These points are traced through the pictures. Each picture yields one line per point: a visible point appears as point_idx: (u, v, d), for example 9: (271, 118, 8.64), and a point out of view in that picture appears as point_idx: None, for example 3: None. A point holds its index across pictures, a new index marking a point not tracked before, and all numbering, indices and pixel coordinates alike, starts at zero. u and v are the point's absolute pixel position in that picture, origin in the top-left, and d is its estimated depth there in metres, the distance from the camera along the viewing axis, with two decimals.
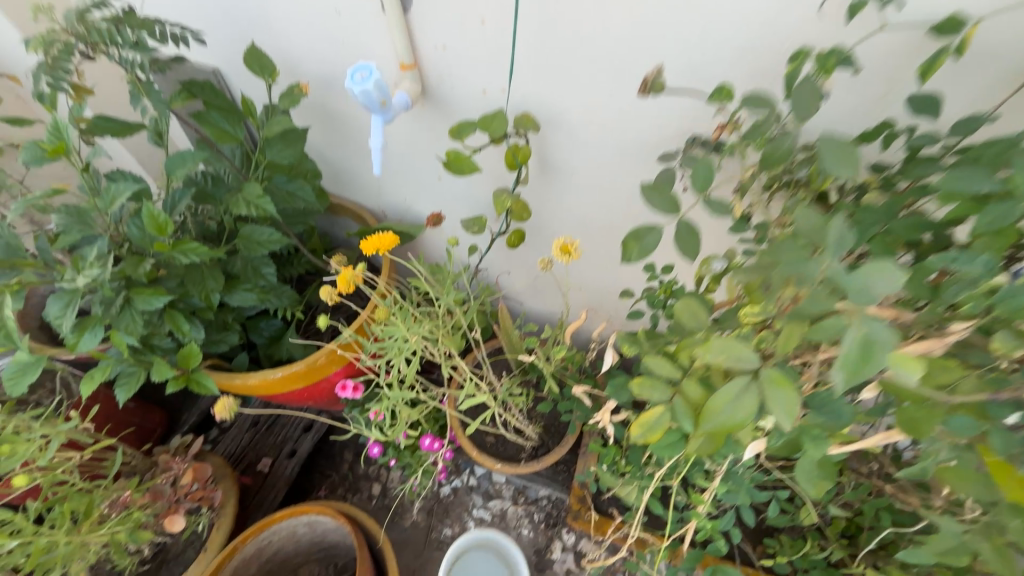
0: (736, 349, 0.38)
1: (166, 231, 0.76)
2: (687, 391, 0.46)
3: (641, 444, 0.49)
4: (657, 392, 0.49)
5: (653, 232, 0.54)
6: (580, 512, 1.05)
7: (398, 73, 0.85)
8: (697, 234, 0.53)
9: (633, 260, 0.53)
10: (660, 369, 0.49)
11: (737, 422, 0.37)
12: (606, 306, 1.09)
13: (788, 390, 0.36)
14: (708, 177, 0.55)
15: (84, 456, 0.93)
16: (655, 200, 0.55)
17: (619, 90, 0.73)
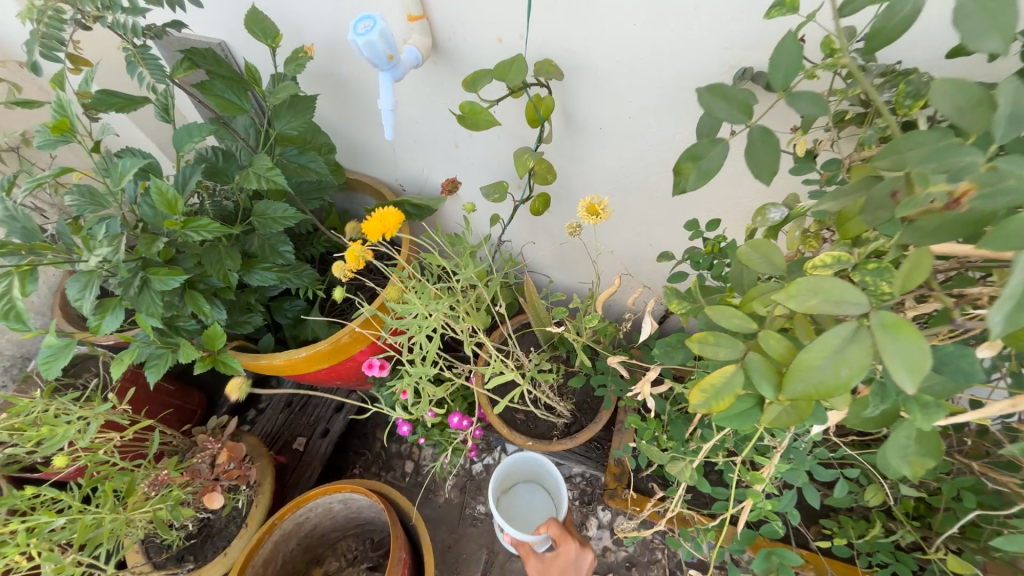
0: (831, 288, 0.32)
1: (176, 208, 0.74)
2: (765, 344, 0.37)
3: (704, 413, 0.40)
4: (725, 349, 0.41)
5: (716, 147, 0.48)
6: (617, 490, 1.02)
7: (406, 26, 0.77)
8: (774, 142, 0.46)
9: (690, 182, 0.49)
10: (727, 321, 0.40)
11: (840, 381, 0.30)
12: (640, 275, 1.01)
13: (911, 337, 0.29)
14: (794, 67, 0.44)
15: (123, 437, 0.95)
16: (720, 107, 0.48)
17: (654, 21, 0.63)
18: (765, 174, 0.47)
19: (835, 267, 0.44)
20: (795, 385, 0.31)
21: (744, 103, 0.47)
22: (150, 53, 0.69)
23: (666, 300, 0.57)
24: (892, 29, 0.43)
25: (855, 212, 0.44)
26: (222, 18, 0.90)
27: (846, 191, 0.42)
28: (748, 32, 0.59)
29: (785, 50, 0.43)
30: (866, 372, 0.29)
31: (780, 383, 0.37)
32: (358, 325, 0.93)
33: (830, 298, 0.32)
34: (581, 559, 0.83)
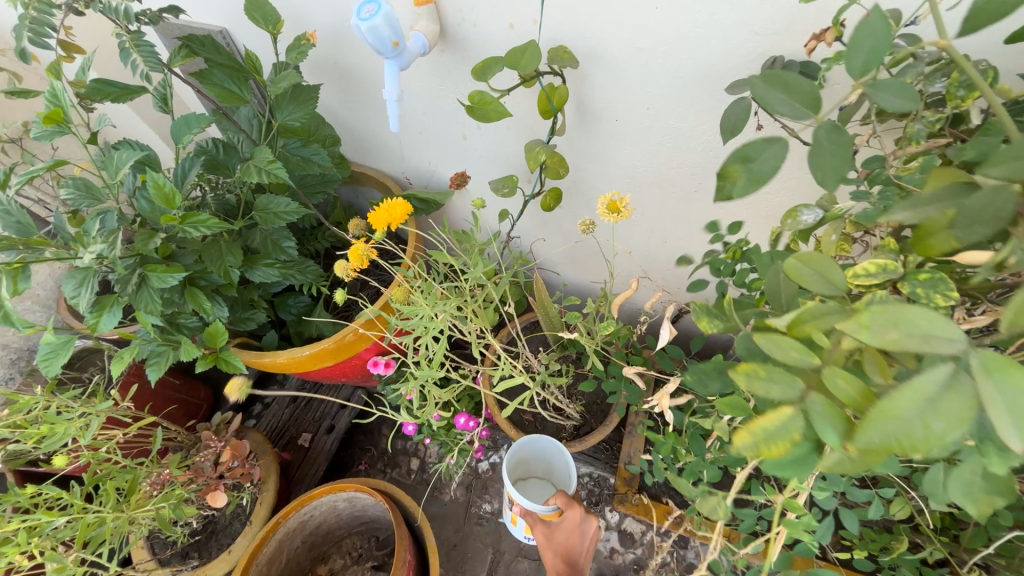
0: (915, 320, 0.26)
1: (174, 203, 0.71)
2: (830, 383, 0.32)
3: (750, 457, 0.32)
4: (779, 387, 0.34)
5: (771, 148, 0.37)
6: (626, 496, 0.99)
7: (412, 11, 0.73)
8: (848, 145, 0.36)
9: (739, 189, 0.38)
10: (782, 354, 0.34)
11: (932, 437, 0.24)
12: (654, 274, 0.97)
13: (1020, 381, 0.23)
14: (879, 52, 0.35)
15: (125, 434, 0.94)
16: (779, 99, 0.39)
17: (678, 4, 0.59)
18: (832, 182, 0.37)
19: (880, 277, 0.41)
20: (870, 435, 0.25)
21: (811, 97, 0.38)
22: (145, 40, 0.66)
23: (695, 317, 0.54)
24: (1003, 3, 0.35)
25: (941, 224, 0.35)
26: (223, 4, 0.87)
27: (933, 197, 0.35)
28: (780, 17, 0.55)
29: (869, 28, 0.35)
30: (965, 427, 0.24)
31: (848, 430, 0.31)
32: (362, 323, 0.90)
33: (918, 333, 0.26)
34: (588, 524, 0.79)
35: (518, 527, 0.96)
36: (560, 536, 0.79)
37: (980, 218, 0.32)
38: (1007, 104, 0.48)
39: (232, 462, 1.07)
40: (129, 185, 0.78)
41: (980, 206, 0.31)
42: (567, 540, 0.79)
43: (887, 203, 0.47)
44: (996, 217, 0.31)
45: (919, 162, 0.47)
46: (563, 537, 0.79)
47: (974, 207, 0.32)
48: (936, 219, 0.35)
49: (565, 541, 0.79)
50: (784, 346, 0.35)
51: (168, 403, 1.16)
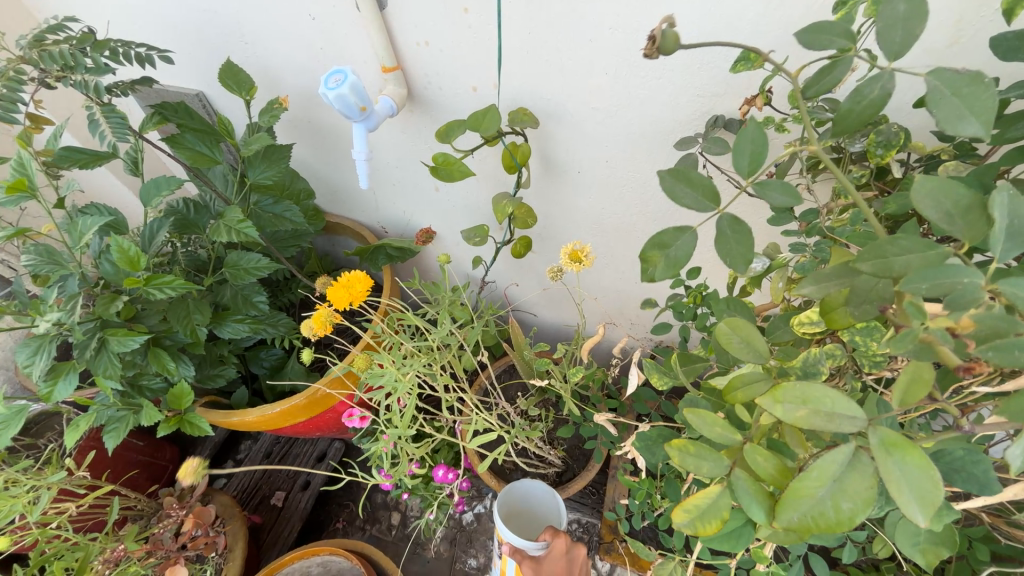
0: (821, 400, 0.28)
1: (139, 265, 0.71)
2: (750, 461, 0.32)
3: (688, 536, 0.33)
4: (708, 464, 0.35)
5: (684, 235, 0.42)
6: (612, 544, 0.95)
7: (380, 77, 0.77)
8: (749, 231, 0.40)
9: (659, 273, 0.42)
10: (708, 430, 0.35)
11: (842, 517, 0.26)
12: (627, 315, 0.99)
13: (916, 460, 0.26)
14: (761, 153, 0.40)
15: (78, 505, 0.88)
16: (685, 193, 0.43)
17: (625, 71, 0.63)
18: (741, 265, 0.40)
19: (821, 325, 0.44)
20: (789, 514, 0.27)
21: (710, 191, 0.42)
22: (114, 111, 0.68)
23: (646, 373, 0.57)
24: (860, 113, 0.38)
25: (839, 301, 0.39)
26: (199, 71, 0.90)
27: (831, 273, 0.38)
28: (717, 82, 0.60)
29: (748, 136, 0.41)
30: (871, 508, 0.26)
31: (773, 506, 0.31)
32: (332, 380, 0.88)
33: (824, 410, 0.28)
34: (577, 552, 0.74)
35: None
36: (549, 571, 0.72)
37: (868, 298, 0.35)
38: (923, 159, 0.52)
39: (194, 530, 0.99)
40: (93, 248, 0.78)
41: (868, 287, 0.35)
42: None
43: (822, 254, 0.50)
44: (880, 297, 0.35)
45: (850, 213, 0.50)
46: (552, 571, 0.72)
47: (864, 289, 0.35)
48: (834, 296, 0.39)
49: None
50: (708, 410, 0.36)
51: (128, 468, 1.10)
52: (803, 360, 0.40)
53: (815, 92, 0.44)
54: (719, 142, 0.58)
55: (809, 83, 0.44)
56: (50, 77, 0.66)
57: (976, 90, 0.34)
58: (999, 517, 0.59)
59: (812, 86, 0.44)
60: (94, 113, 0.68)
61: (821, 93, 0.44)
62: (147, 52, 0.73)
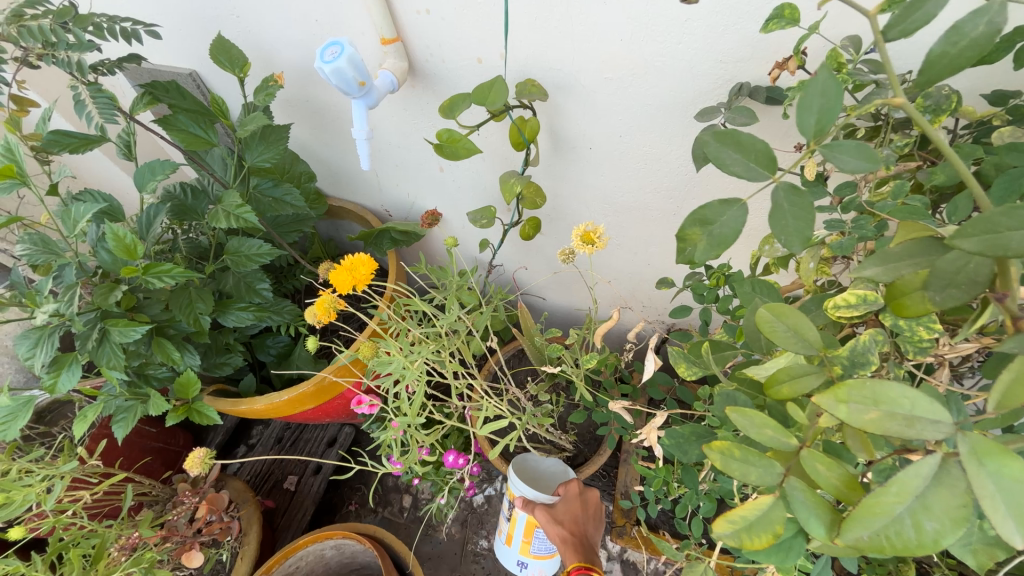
0: (897, 401, 0.25)
1: (136, 254, 0.68)
2: (809, 468, 0.30)
3: (730, 547, 0.31)
4: (758, 470, 0.32)
5: (732, 209, 0.36)
6: (625, 528, 0.93)
7: (379, 49, 0.73)
8: (810, 205, 0.34)
9: (703, 254, 0.36)
10: (756, 433, 0.32)
11: (925, 539, 0.24)
12: (640, 297, 0.96)
13: (1014, 470, 0.23)
14: (831, 110, 0.33)
15: (91, 494, 0.88)
16: (734, 159, 0.37)
17: (643, 35, 0.58)
18: (799, 244, 0.34)
19: (862, 308, 0.40)
20: (858, 531, 0.25)
21: (765, 156, 0.36)
22: (101, 91, 0.66)
23: (673, 360, 0.54)
24: (954, 58, 0.34)
25: (914, 285, 0.34)
26: (191, 47, 0.86)
27: (904, 254, 0.33)
28: (743, 45, 0.55)
29: (818, 88, 0.33)
30: (963, 528, 0.23)
31: (836, 521, 0.28)
32: (337, 369, 0.86)
33: (901, 413, 0.25)
34: (588, 494, 0.82)
35: (512, 547, 0.86)
36: (564, 512, 0.77)
37: (955, 281, 0.31)
38: (972, 125, 0.48)
39: (209, 516, 1.00)
40: (90, 236, 0.76)
41: (955, 267, 0.31)
42: (571, 515, 0.78)
43: (862, 232, 0.46)
44: (970, 280, 0.30)
45: (892, 186, 0.47)
46: (566, 509, 0.78)
47: (948, 269, 0.31)
48: (909, 279, 0.35)
49: (571, 517, 0.77)
50: (756, 411, 0.33)
51: (142, 455, 1.10)
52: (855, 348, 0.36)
53: (900, 32, 0.37)
54: (745, 111, 0.54)
55: (895, 21, 0.37)
56: (33, 55, 0.63)
57: None
58: None
59: (896, 25, 0.37)
60: (80, 93, 0.66)
61: (907, 33, 0.37)
62: (132, 28, 0.68)
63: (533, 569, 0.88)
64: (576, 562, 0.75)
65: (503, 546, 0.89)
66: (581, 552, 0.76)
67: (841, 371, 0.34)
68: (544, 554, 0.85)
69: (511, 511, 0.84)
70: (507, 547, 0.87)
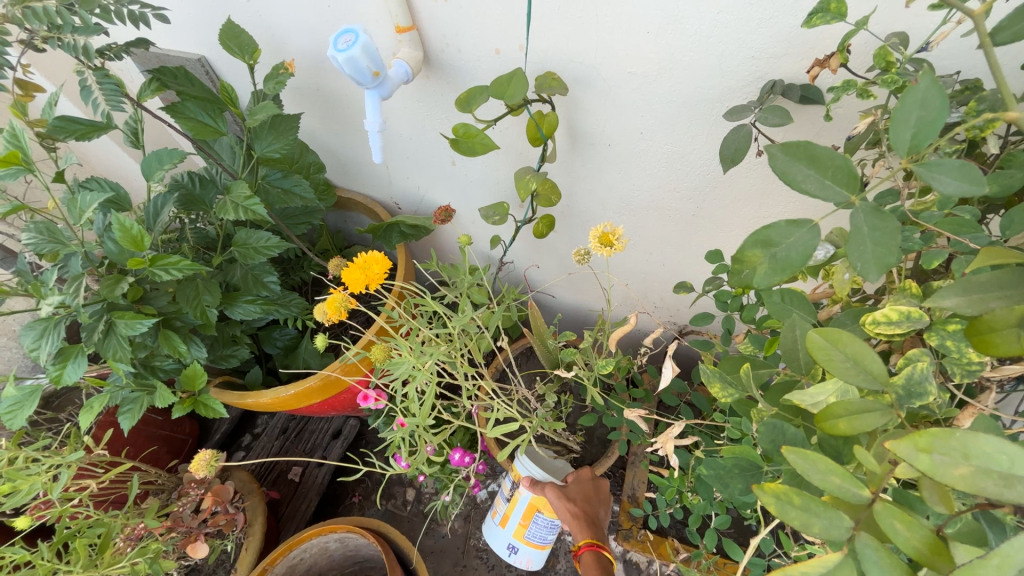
0: (982, 454, 0.23)
1: (143, 245, 0.67)
2: (885, 525, 0.26)
3: None
4: (821, 522, 0.28)
5: (799, 230, 0.32)
6: (631, 531, 0.92)
7: (394, 38, 0.70)
8: (894, 230, 0.32)
9: (760, 278, 0.33)
10: (821, 481, 0.28)
11: None
12: (654, 299, 0.94)
13: None
14: (931, 124, 0.31)
15: (96, 484, 0.87)
16: (807, 175, 0.33)
17: (671, 28, 0.55)
18: (874, 271, 0.32)
19: (905, 326, 0.38)
20: None
21: (845, 172, 0.32)
22: (108, 76, 0.64)
23: (705, 379, 0.50)
24: None
25: (1007, 321, 0.29)
26: (200, 31, 0.84)
27: (982, 281, 0.31)
28: (780, 42, 0.52)
29: (916, 99, 0.31)
30: None
31: None
32: (345, 365, 0.84)
33: (998, 471, 0.23)
34: (600, 481, 0.81)
35: (506, 530, 0.85)
36: (575, 491, 0.77)
37: None
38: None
39: (214, 507, 1.00)
40: (97, 225, 0.74)
41: None
42: (582, 495, 0.78)
43: (907, 244, 0.43)
44: None
45: (937, 195, 0.44)
46: (578, 489, 0.78)
47: None
48: (1001, 313, 0.29)
49: (582, 497, 0.78)
50: (818, 452, 0.29)
51: (148, 444, 1.10)
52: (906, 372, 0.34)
53: (1013, 34, 0.36)
54: (779, 111, 0.52)
55: (1009, 22, 0.36)
56: (38, 38, 0.61)
57: None
58: None
59: (1009, 28, 0.36)
60: (87, 79, 0.64)
61: (1020, 35, 0.36)
62: (140, 11, 0.66)
63: (520, 558, 0.87)
64: (585, 539, 0.75)
65: (496, 529, 0.87)
66: (592, 531, 0.76)
67: (897, 403, 0.32)
68: (537, 542, 0.84)
69: (510, 494, 0.84)
70: (499, 528, 0.86)
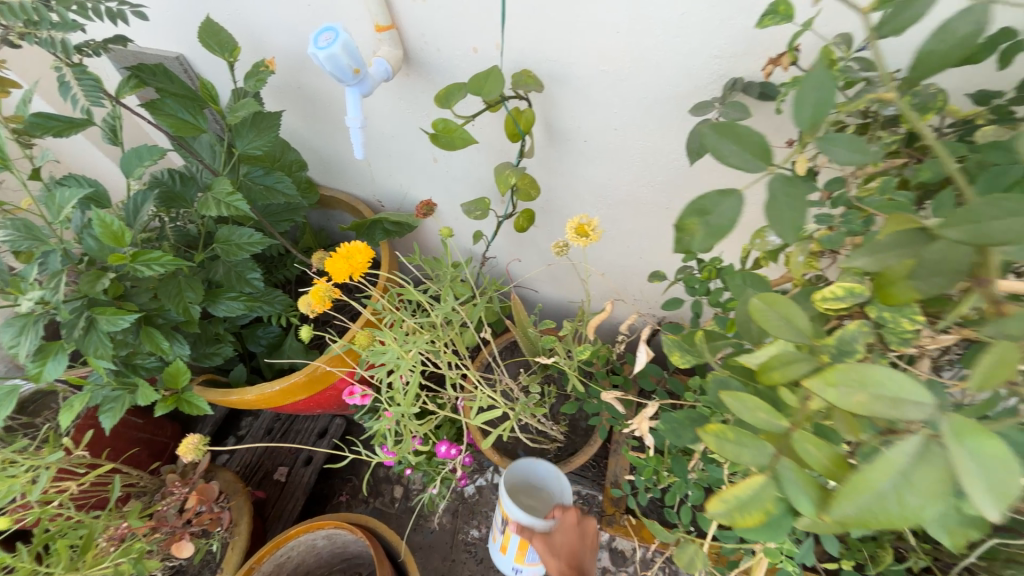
0: (881, 383, 0.28)
1: (124, 241, 0.67)
2: (801, 449, 0.32)
3: (724, 526, 0.32)
4: (749, 452, 0.34)
5: (729, 199, 0.36)
6: (614, 516, 0.95)
7: (374, 36, 0.72)
8: (803, 195, 0.36)
9: (698, 245, 0.37)
10: (751, 417, 0.35)
11: (907, 511, 0.25)
12: (631, 291, 0.97)
13: (991, 448, 0.24)
14: (826, 102, 0.37)
15: (77, 484, 0.87)
16: (731, 150, 0.38)
17: (639, 28, 0.58)
18: (792, 234, 0.36)
19: (848, 301, 0.41)
20: (845, 507, 0.26)
21: (761, 147, 0.37)
22: (87, 72, 0.64)
23: (669, 350, 0.58)
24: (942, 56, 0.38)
25: (901, 274, 0.34)
26: (179, 29, 0.84)
27: (892, 244, 0.34)
28: (739, 42, 0.55)
29: (814, 82, 0.37)
30: (942, 501, 0.25)
31: (823, 498, 0.30)
32: (330, 359, 0.85)
33: (887, 396, 0.28)
34: (588, 523, 0.70)
35: (507, 556, 0.83)
36: (562, 543, 0.68)
37: (938, 270, 0.32)
38: (956, 124, 0.49)
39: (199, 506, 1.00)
40: (75, 223, 0.74)
41: (941, 257, 0.31)
42: (570, 547, 0.67)
43: (850, 226, 0.47)
44: (953, 269, 0.31)
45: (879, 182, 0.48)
46: (563, 538, 0.68)
47: (934, 260, 0.32)
48: (896, 267, 0.35)
49: (569, 549, 0.67)
50: (749, 396, 0.35)
51: (129, 446, 1.09)
52: (843, 336, 0.38)
53: (892, 29, 0.41)
54: (738, 106, 0.55)
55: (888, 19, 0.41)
56: (13, 34, 0.61)
57: None
58: None
59: (888, 23, 0.41)
60: (64, 75, 0.64)
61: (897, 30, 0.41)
62: (118, 8, 0.66)
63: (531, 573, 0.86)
64: None
65: (499, 554, 0.86)
66: None
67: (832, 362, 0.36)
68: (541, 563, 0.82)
69: (504, 526, 0.80)
70: (502, 555, 0.84)
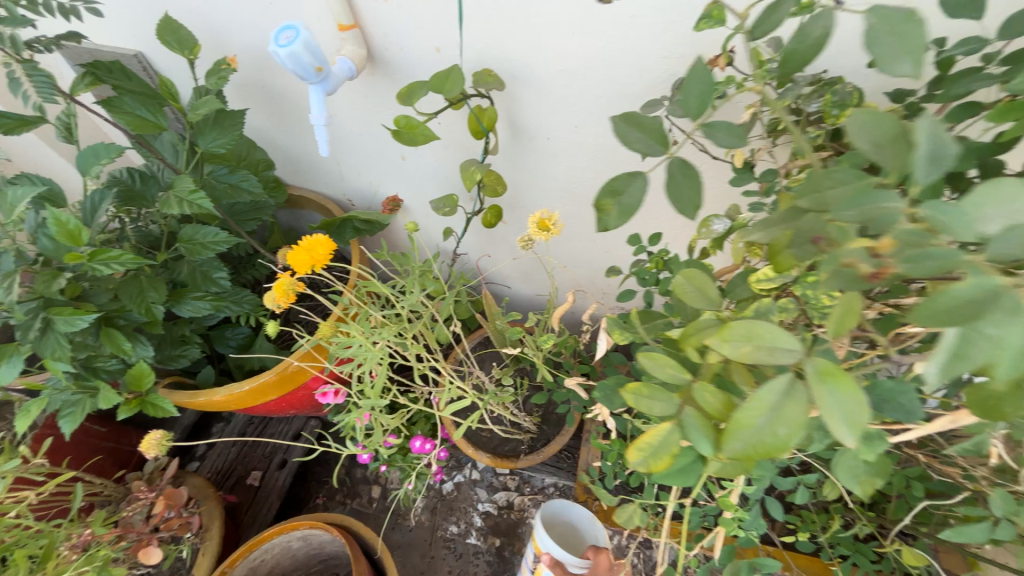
0: (763, 335, 0.31)
1: (81, 240, 0.66)
2: (699, 397, 0.37)
3: (642, 472, 0.37)
4: (659, 403, 0.40)
5: (635, 181, 0.44)
6: (587, 503, 0.98)
7: (336, 35, 0.73)
8: (694, 176, 0.45)
9: (613, 221, 0.44)
10: (661, 372, 0.40)
11: (778, 440, 0.29)
12: (598, 284, 1.01)
13: (846, 387, 0.29)
14: (707, 94, 0.44)
15: (37, 492, 0.84)
16: (637, 138, 0.46)
17: (591, 29, 0.61)
18: (688, 210, 0.45)
19: (776, 281, 0.45)
20: (734, 444, 0.30)
21: (659, 134, 0.45)
22: (37, 69, 0.62)
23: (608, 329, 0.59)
24: (802, 54, 0.43)
25: (784, 244, 0.39)
26: (136, 28, 0.83)
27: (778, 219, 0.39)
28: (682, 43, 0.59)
29: (697, 76, 0.43)
30: (802, 430, 0.29)
31: (718, 439, 0.36)
32: (301, 356, 0.85)
33: (765, 344, 0.31)
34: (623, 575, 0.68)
35: None
36: None
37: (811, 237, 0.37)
38: None
39: (167, 512, 0.99)
40: (29, 223, 0.72)
41: (813, 226, 0.36)
42: None
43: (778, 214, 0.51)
44: (820, 235, 0.36)
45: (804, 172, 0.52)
46: None
47: (807, 229, 0.37)
48: (780, 239, 0.39)
49: None
50: (662, 355, 0.41)
51: (92, 454, 1.06)
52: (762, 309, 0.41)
53: (762, 32, 0.46)
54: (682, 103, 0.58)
55: (758, 22, 0.46)
56: None
57: (910, 27, 0.34)
58: (934, 457, 0.65)
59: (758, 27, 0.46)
60: (14, 71, 0.62)
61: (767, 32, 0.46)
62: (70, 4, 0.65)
63: None
64: None
65: None
66: None
67: None
68: None
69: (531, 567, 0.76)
70: None
